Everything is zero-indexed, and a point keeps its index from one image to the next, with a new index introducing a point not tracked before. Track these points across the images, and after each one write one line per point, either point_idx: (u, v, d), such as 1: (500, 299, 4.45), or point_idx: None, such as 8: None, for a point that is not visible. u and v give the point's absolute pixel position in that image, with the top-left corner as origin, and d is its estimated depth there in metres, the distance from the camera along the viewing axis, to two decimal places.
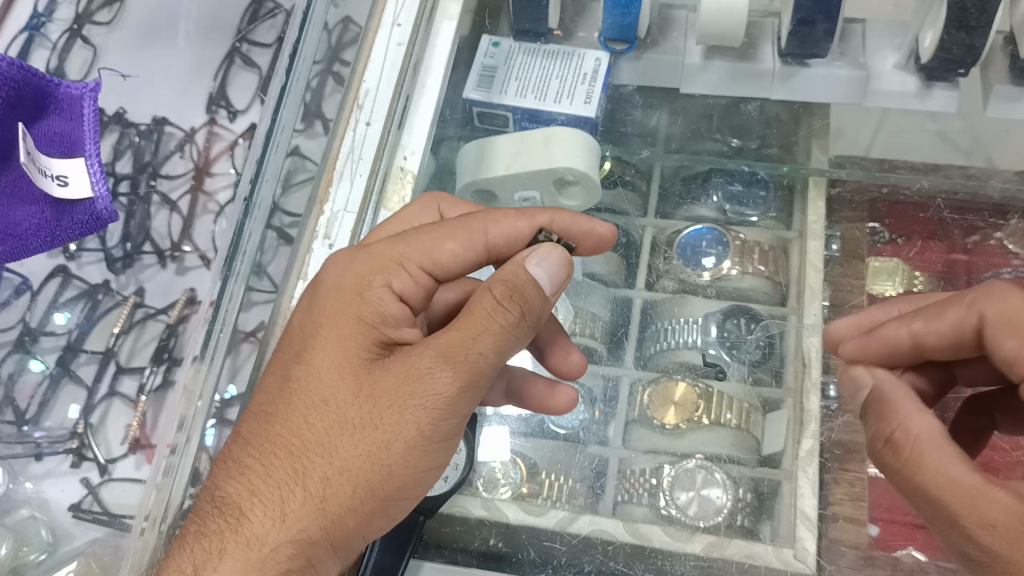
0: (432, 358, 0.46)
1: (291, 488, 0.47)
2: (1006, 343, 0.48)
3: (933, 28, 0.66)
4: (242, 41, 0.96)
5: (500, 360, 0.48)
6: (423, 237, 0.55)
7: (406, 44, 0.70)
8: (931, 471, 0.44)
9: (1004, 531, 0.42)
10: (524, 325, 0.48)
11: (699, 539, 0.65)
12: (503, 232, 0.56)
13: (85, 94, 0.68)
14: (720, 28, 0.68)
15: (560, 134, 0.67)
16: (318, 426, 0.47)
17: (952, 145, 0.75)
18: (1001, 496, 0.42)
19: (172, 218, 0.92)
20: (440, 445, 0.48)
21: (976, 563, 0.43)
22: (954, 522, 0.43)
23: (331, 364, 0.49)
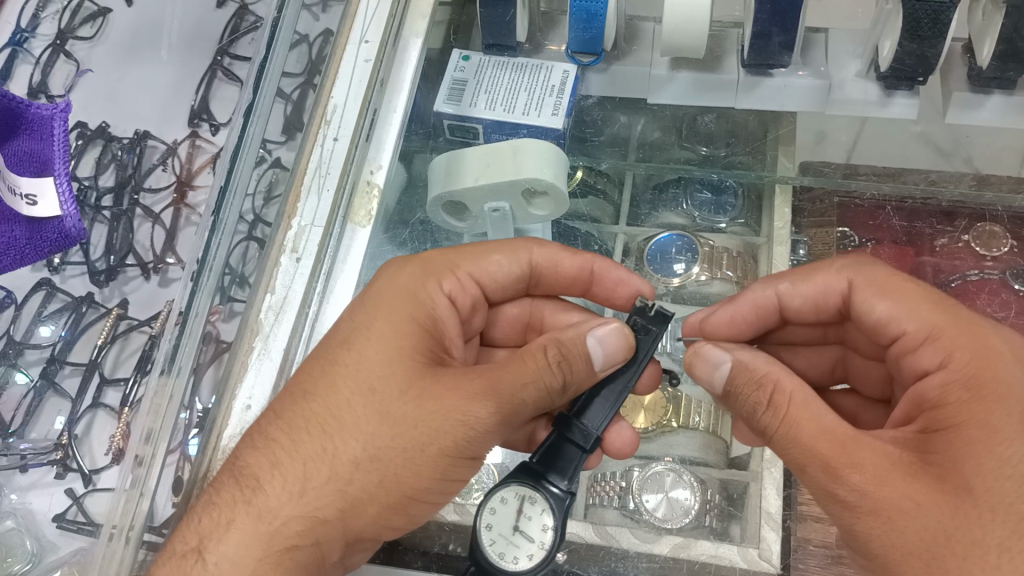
0: (478, 387, 0.51)
1: (318, 466, 0.50)
2: (872, 306, 0.54)
3: (890, 38, 0.68)
4: (223, 55, 0.97)
5: (538, 408, 0.52)
6: (475, 253, 0.61)
7: (373, 60, 0.72)
8: (808, 420, 0.47)
9: (872, 473, 0.45)
10: (571, 383, 0.52)
11: (666, 540, 0.66)
12: (546, 254, 0.62)
13: (56, 115, 0.67)
14: (682, 40, 0.70)
15: (527, 145, 0.69)
16: (353, 413, 0.51)
17: (931, 147, 0.76)
18: (867, 444, 0.46)
19: (155, 230, 0.92)
20: (464, 461, 0.52)
21: (843, 503, 0.45)
22: (825, 466, 0.46)
23: (382, 357, 0.53)
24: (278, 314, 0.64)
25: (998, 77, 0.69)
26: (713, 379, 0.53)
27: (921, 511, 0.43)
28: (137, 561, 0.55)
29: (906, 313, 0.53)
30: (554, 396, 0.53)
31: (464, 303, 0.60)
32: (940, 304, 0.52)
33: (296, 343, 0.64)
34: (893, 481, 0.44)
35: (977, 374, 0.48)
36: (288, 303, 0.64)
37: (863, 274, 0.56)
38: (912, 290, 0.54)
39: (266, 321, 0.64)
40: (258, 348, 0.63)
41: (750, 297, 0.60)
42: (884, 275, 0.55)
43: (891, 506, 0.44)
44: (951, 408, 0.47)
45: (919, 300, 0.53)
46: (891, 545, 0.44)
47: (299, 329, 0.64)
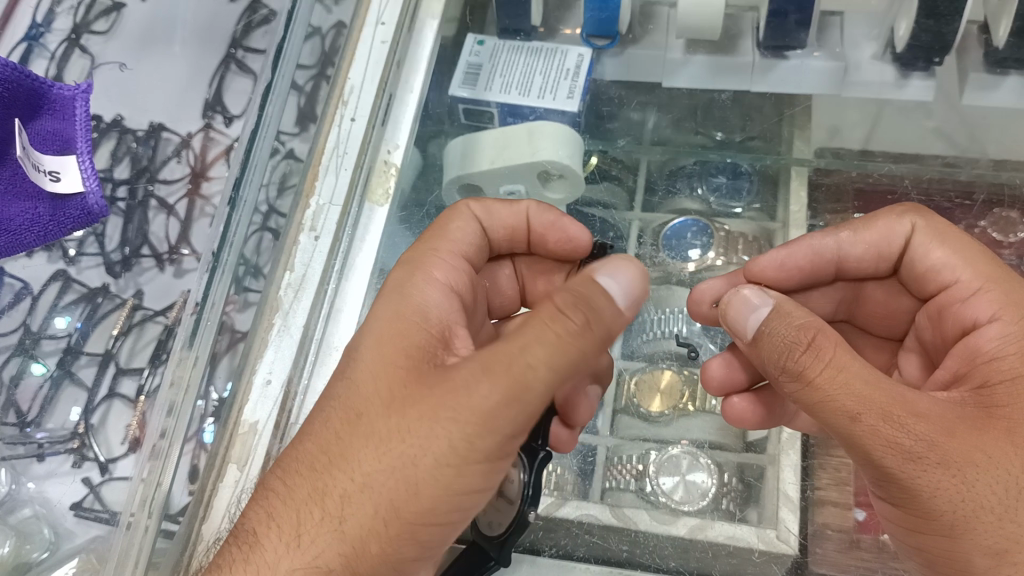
0: (472, 365, 0.43)
1: (312, 508, 0.45)
2: (930, 252, 0.55)
3: (906, 18, 0.68)
4: (237, 48, 0.97)
5: (548, 380, 0.42)
6: (446, 230, 0.58)
7: (389, 42, 0.72)
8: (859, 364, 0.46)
9: (937, 425, 0.44)
10: (588, 323, 0.43)
11: (683, 522, 0.65)
12: (481, 207, 0.60)
13: (78, 95, 0.68)
14: (698, 21, 0.70)
15: (542, 128, 0.69)
16: (343, 441, 0.45)
17: (947, 140, 0.76)
18: (925, 400, 0.46)
19: (169, 221, 0.92)
20: (474, 467, 0.43)
21: (906, 455, 0.44)
22: (888, 413, 0.44)
23: (370, 371, 0.48)
24: (297, 291, 0.64)
25: (1012, 56, 0.69)
26: (746, 323, 0.52)
27: (991, 462, 0.43)
28: (156, 551, 0.54)
29: (963, 262, 0.54)
30: (584, 352, 0.43)
31: (461, 284, 0.55)
32: (993, 258, 0.54)
33: (316, 319, 0.64)
34: (960, 433, 0.44)
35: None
36: (306, 281, 0.65)
37: (926, 221, 0.56)
38: (967, 242, 0.55)
39: (286, 297, 0.64)
40: (278, 325, 0.63)
41: (810, 242, 0.59)
42: (942, 224, 0.56)
43: (961, 459, 0.43)
44: (1011, 360, 0.47)
45: (973, 251, 0.54)
46: (959, 499, 0.43)
47: (317, 305, 0.64)
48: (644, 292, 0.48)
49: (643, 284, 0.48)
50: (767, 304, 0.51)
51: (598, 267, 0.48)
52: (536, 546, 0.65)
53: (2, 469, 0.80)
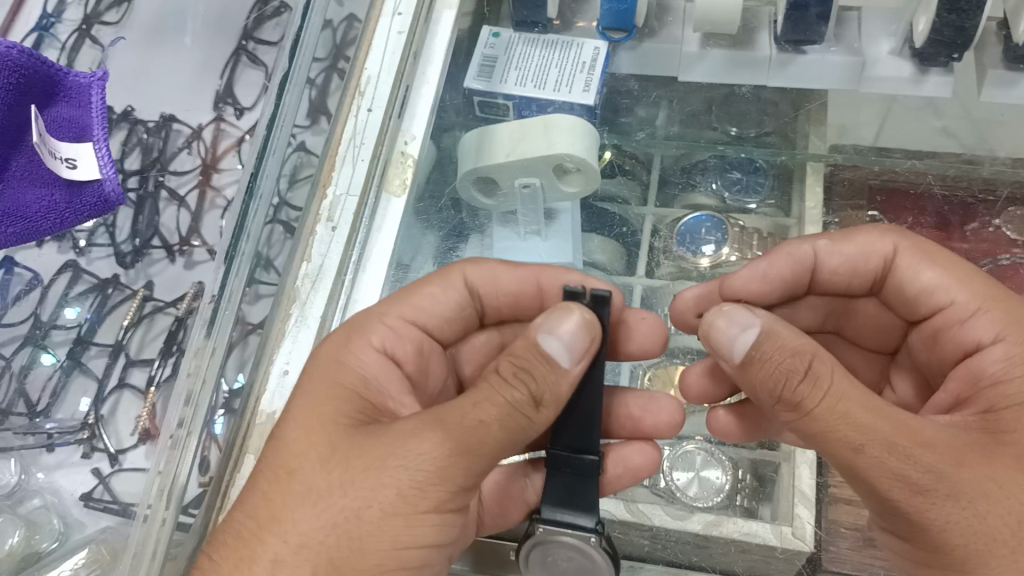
0: (416, 425, 0.46)
1: (240, 574, 0.44)
2: (919, 274, 0.55)
3: (926, 12, 0.67)
4: (248, 39, 0.96)
5: (506, 433, 0.46)
6: (408, 294, 0.60)
7: (406, 32, 0.73)
8: (858, 396, 0.45)
9: (944, 455, 0.43)
10: (540, 392, 0.46)
11: (698, 517, 0.64)
12: (482, 274, 0.60)
13: (93, 84, 0.68)
14: (716, 14, 0.69)
15: (558, 121, 0.69)
16: (274, 503, 0.45)
17: (955, 140, 0.75)
18: (930, 428, 0.45)
19: (180, 213, 0.92)
20: (422, 518, 0.45)
21: (915, 487, 0.43)
22: (894, 446, 0.43)
23: (300, 431, 0.48)
24: (314, 282, 0.64)
25: None
26: (732, 348, 0.48)
27: (1002, 492, 0.43)
28: (174, 543, 0.54)
29: (954, 284, 0.54)
30: (528, 418, 0.46)
31: (405, 350, 0.57)
32: (987, 279, 0.54)
33: (332, 312, 0.64)
34: (969, 462, 0.43)
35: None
36: (324, 270, 0.65)
37: (911, 241, 0.56)
38: (956, 262, 0.55)
39: (303, 288, 0.64)
40: (295, 315, 0.63)
41: (788, 251, 0.58)
42: (926, 246, 0.56)
43: (973, 490, 0.43)
44: (1018, 384, 0.48)
45: (963, 272, 0.54)
46: (970, 532, 0.43)
47: (335, 298, 0.64)
48: (592, 345, 0.49)
49: (592, 335, 0.49)
50: (759, 318, 0.48)
51: (544, 319, 0.49)
52: None
53: (11, 459, 0.80)
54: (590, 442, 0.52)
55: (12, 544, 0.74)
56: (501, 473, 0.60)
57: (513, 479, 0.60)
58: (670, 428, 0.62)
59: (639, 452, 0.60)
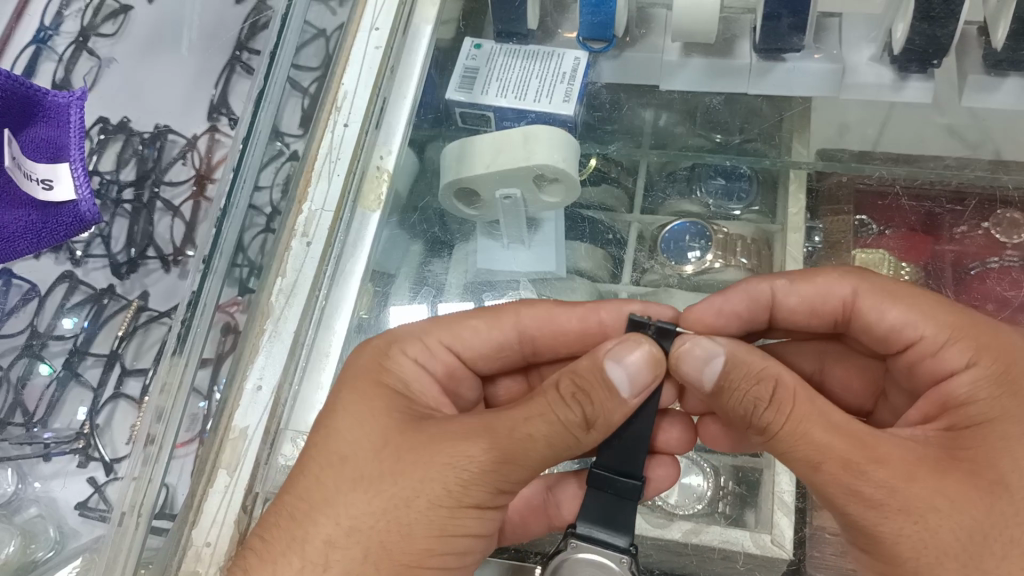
0: (471, 428, 0.47)
1: (289, 557, 0.45)
2: (883, 310, 0.55)
3: (903, 20, 0.67)
4: (242, 50, 0.94)
5: (553, 450, 0.47)
6: (451, 321, 0.60)
7: (383, 47, 0.72)
8: (814, 417, 0.46)
9: (898, 470, 0.44)
10: (593, 417, 0.47)
11: (677, 525, 0.64)
12: (536, 317, 0.59)
13: (72, 103, 0.69)
14: (692, 25, 0.70)
15: (537, 133, 0.69)
16: (325, 487, 0.47)
17: (957, 138, 0.75)
18: (886, 442, 0.45)
19: (174, 223, 0.93)
20: (464, 512, 0.47)
21: (867, 502, 0.43)
22: (846, 464, 0.44)
23: (353, 420, 0.50)
24: (288, 297, 0.64)
25: (1009, 58, 0.68)
26: (702, 377, 0.50)
27: (953, 507, 0.43)
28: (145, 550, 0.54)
29: (918, 317, 0.53)
30: (577, 439, 0.47)
31: (436, 368, 0.58)
32: (953, 307, 0.53)
33: (306, 326, 0.64)
34: (922, 477, 0.44)
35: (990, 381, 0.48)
36: (298, 286, 0.64)
37: (866, 284, 0.56)
38: (923, 295, 0.54)
39: (278, 303, 0.64)
40: (269, 331, 0.63)
41: (746, 288, 0.58)
42: (889, 286, 0.55)
43: (924, 504, 0.43)
44: (981, 405, 0.48)
45: (929, 305, 0.53)
46: (921, 547, 0.43)
47: (308, 313, 0.64)
48: (654, 381, 0.50)
49: (656, 374, 0.50)
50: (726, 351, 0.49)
51: (613, 346, 0.50)
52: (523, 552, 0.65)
53: (7, 468, 0.80)
54: (635, 468, 0.52)
55: (10, 552, 0.74)
56: (534, 488, 0.60)
57: (542, 498, 0.60)
58: (682, 444, 0.61)
59: (661, 465, 0.59)
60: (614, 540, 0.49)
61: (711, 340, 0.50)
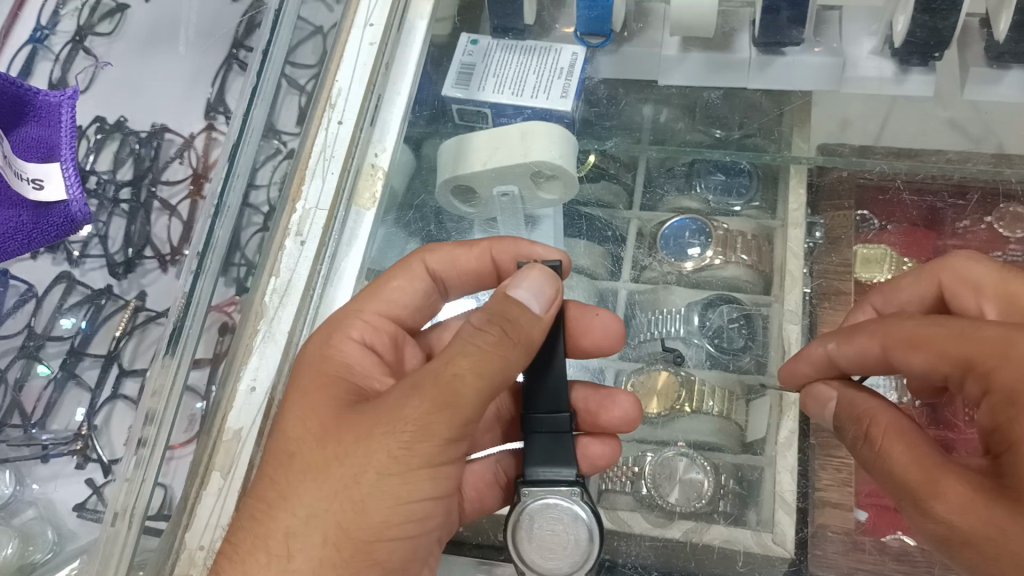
0: (403, 390, 0.45)
1: (255, 555, 0.44)
2: (914, 358, 0.49)
3: (903, 12, 0.67)
4: (239, 48, 0.94)
5: (486, 384, 0.45)
6: (376, 291, 0.60)
7: (378, 44, 0.71)
8: (901, 449, 0.46)
9: (957, 500, 0.41)
10: (518, 337, 0.46)
11: (677, 525, 0.64)
12: (440, 258, 0.60)
13: (63, 102, 0.69)
14: (690, 19, 0.69)
15: (535, 128, 0.69)
16: (279, 484, 0.46)
17: (961, 133, 0.74)
18: (953, 466, 0.43)
19: (172, 223, 0.93)
20: (419, 474, 0.46)
21: (937, 536, 0.43)
22: (922, 497, 0.43)
23: (299, 416, 0.49)
24: (283, 297, 0.63)
25: (1011, 50, 0.68)
26: (824, 414, 0.57)
27: (1007, 539, 0.39)
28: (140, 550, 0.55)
29: (940, 358, 0.46)
30: (504, 361, 0.45)
31: (382, 341, 0.57)
32: (967, 328, 0.45)
33: (300, 326, 0.62)
34: (976, 507, 0.40)
35: (979, 345, 0.44)
36: (292, 285, 0.63)
37: (892, 331, 0.51)
38: (938, 329, 0.47)
39: (271, 304, 0.63)
40: (263, 331, 0.62)
41: (809, 358, 0.60)
42: (914, 327, 0.49)
43: (979, 534, 0.40)
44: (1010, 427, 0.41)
45: (944, 335, 0.46)
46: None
47: (303, 312, 0.63)
48: (557, 294, 0.50)
49: (552, 282, 0.50)
50: (836, 393, 0.56)
51: (513, 278, 0.50)
52: None
53: (7, 469, 0.79)
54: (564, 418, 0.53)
55: (9, 554, 0.73)
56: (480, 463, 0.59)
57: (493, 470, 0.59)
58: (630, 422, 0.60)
59: (597, 442, 0.58)
60: (562, 474, 0.51)
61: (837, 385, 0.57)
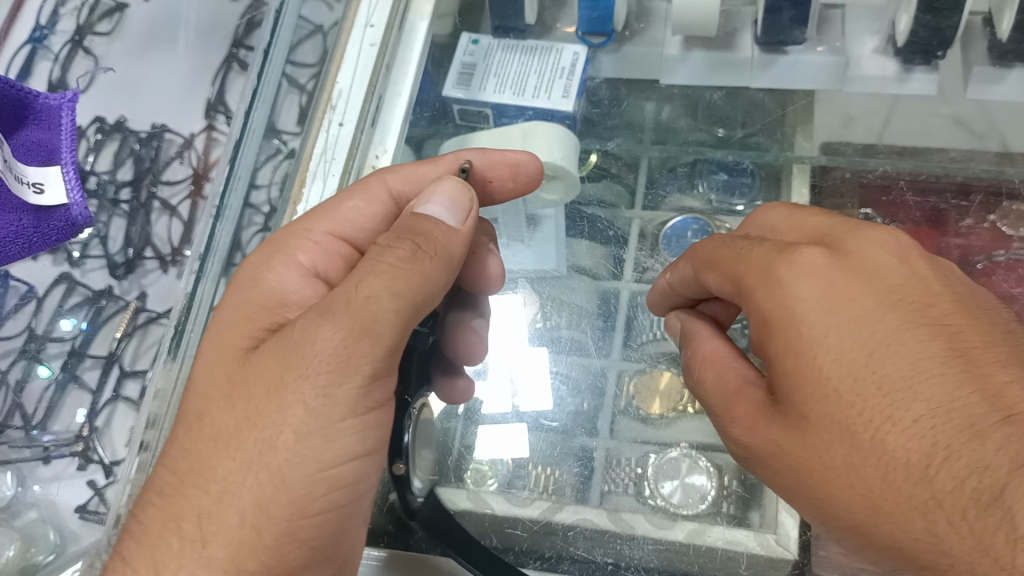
0: (311, 320, 0.43)
1: (168, 537, 0.43)
2: (706, 278, 0.52)
3: (906, 12, 0.67)
4: (239, 47, 0.96)
5: (392, 313, 0.43)
6: (330, 207, 0.56)
7: (379, 45, 0.71)
8: (711, 374, 0.50)
9: (748, 420, 0.45)
10: (434, 256, 0.46)
11: (681, 526, 0.63)
12: (404, 179, 0.58)
13: (63, 105, 0.70)
14: (690, 19, 0.69)
15: (535, 128, 0.69)
16: (193, 453, 0.44)
17: (966, 129, 0.74)
18: (748, 389, 0.46)
19: (172, 223, 0.92)
20: (338, 430, 0.43)
21: (740, 461, 0.47)
22: (722, 418, 0.47)
23: (213, 364, 0.46)
24: None
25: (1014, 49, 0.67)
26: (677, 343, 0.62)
27: (782, 455, 0.42)
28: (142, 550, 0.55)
29: (723, 275, 0.50)
30: (422, 276, 0.44)
31: (333, 265, 0.54)
32: (749, 245, 0.48)
33: None
34: (758, 427, 0.44)
35: (748, 266, 0.47)
36: None
37: (696, 251, 0.54)
38: (728, 247, 0.50)
39: None
40: None
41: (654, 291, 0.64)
42: (709, 248, 0.52)
43: (767, 449, 0.43)
44: (771, 342, 0.44)
45: (728, 255, 0.49)
46: (784, 490, 0.44)
47: None
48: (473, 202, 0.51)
49: (467, 196, 0.51)
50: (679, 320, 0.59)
51: (424, 194, 0.51)
52: (522, 557, 0.62)
53: (7, 471, 0.78)
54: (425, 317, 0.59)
55: (10, 557, 0.72)
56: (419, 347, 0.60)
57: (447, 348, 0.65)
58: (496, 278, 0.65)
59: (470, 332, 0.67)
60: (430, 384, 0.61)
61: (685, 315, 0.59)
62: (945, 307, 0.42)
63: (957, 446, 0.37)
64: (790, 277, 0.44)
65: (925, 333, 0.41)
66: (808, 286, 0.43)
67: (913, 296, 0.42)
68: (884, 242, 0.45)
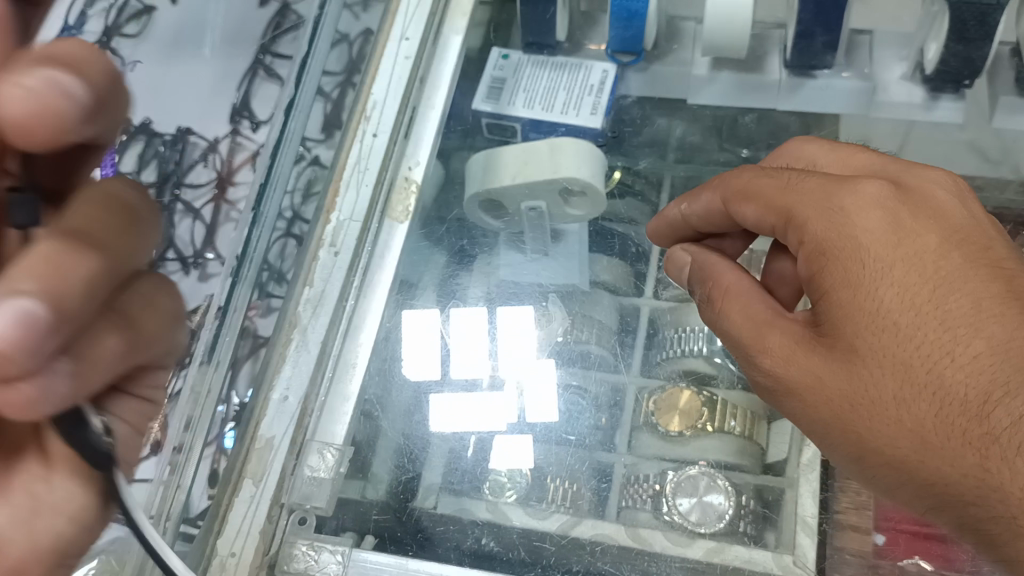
0: None
1: None
2: (743, 211, 0.54)
3: (936, 40, 0.68)
4: (265, 54, 1.00)
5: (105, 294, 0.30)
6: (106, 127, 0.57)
7: (413, 58, 0.73)
8: (737, 305, 0.52)
9: (787, 352, 0.48)
10: (100, 238, 0.30)
11: (699, 544, 0.63)
12: None
13: None
14: (723, 40, 0.70)
15: (564, 145, 0.72)
16: None
17: (978, 154, 0.73)
18: (784, 322, 0.49)
19: (192, 222, 0.86)
20: None
21: (768, 386, 0.50)
22: (753, 348, 0.50)
23: None
24: (315, 307, 0.65)
25: None
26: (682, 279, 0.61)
27: (821, 386, 0.46)
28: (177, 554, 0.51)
29: (765, 210, 0.51)
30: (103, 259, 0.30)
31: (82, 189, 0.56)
32: (796, 177, 0.50)
33: (333, 336, 0.65)
34: (797, 360, 0.48)
35: (798, 197, 0.49)
36: (325, 296, 0.65)
37: (731, 180, 0.55)
38: (768, 179, 0.52)
39: (304, 313, 0.64)
40: (296, 340, 0.63)
41: (665, 225, 0.63)
42: (745, 180, 0.53)
43: (805, 379, 0.47)
44: (820, 276, 0.47)
45: (771, 189, 0.51)
46: (812, 416, 0.48)
47: (336, 321, 0.65)
48: (102, 85, 0.29)
49: (88, 76, 0.28)
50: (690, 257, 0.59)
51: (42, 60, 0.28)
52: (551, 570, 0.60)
53: None
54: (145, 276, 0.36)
55: None
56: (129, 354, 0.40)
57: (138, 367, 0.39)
58: None
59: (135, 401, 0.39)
60: None
61: (695, 247, 0.60)
62: (1002, 251, 0.46)
63: (1016, 386, 0.41)
64: (852, 208, 0.47)
65: (984, 274, 0.44)
66: (872, 220, 0.46)
67: (973, 240, 0.46)
68: (938, 183, 0.49)
